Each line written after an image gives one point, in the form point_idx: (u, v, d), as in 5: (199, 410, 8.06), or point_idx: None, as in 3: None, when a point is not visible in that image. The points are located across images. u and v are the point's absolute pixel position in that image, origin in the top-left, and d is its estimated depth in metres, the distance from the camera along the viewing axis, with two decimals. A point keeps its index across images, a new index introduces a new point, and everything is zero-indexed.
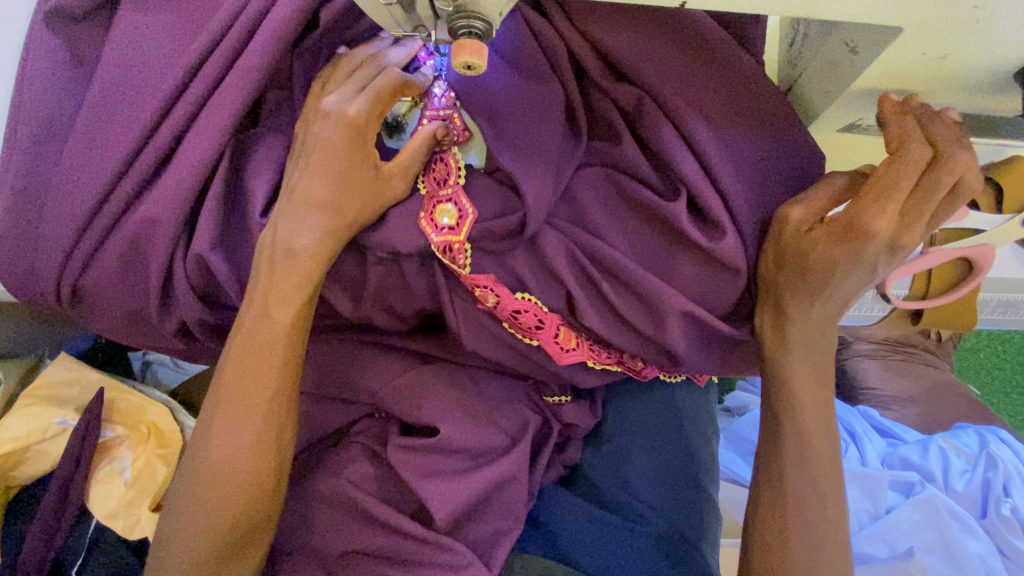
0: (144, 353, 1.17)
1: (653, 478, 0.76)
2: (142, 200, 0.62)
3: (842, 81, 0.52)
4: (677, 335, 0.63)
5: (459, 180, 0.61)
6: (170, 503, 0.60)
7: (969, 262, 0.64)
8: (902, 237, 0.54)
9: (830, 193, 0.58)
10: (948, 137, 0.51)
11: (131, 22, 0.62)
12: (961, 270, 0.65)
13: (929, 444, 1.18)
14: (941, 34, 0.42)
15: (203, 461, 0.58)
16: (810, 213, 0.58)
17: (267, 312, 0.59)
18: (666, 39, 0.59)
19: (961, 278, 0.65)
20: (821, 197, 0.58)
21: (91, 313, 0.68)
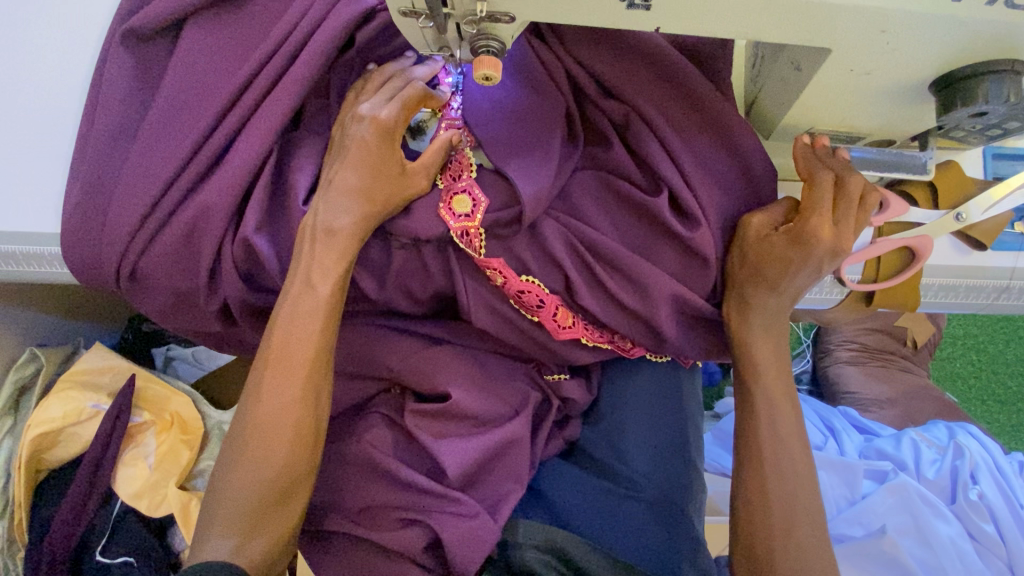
0: (167, 348, 1.25)
1: (645, 450, 0.83)
2: (197, 191, 0.71)
3: (792, 94, 0.63)
4: (663, 314, 0.72)
5: (472, 175, 0.71)
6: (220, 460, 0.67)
7: (911, 250, 0.74)
8: (839, 239, 0.66)
9: (776, 211, 0.70)
10: (844, 166, 0.67)
11: (193, 41, 0.73)
12: (905, 259, 0.75)
13: (901, 437, 1.27)
14: (862, 54, 0.53)
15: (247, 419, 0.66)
16: (761, 231, 0.69)
17: (309, 286, 0.67)
18: (647, 62, 0.70)
19: (905, 266, 0.75)
20: (769, 216, 0.70)
21: (143, 293, 0.76)
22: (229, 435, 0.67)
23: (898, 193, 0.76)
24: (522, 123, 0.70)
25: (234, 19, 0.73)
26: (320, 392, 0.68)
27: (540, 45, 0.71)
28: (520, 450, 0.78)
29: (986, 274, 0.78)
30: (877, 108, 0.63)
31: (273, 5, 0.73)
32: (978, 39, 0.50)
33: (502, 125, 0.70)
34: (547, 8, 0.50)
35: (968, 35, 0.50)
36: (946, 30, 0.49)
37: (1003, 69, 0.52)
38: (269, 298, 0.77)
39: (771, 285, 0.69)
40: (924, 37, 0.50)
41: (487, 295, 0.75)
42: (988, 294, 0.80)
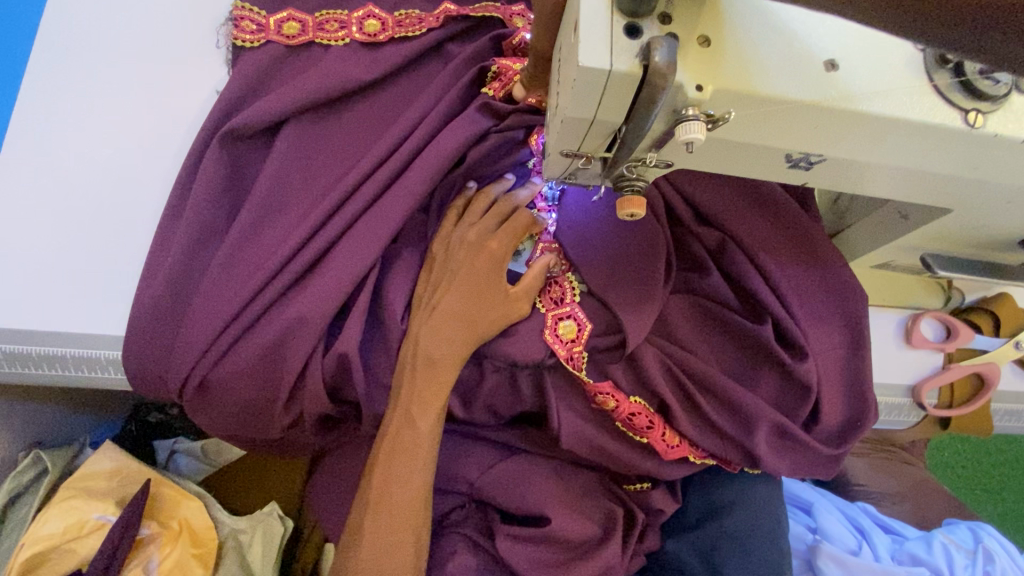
0: (173, 442, 1.10)
1: (742, 565, 0.79)
2: (289, 301, 0.66)
3: (888, 238, 0.68)
4: (764, 443, 0.71)
5: (576, 299, 0.71)
6: None
7: (980, 376, 0.78)
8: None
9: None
10: None
11: (292, 145, 0.71)
12: (976, 383, 0.79)
13: (931, 540, 1.27)
14: (979, 213, 0.57)
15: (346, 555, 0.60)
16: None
17: (411, 415, 0.63)
18: (743, 194, 0.74)
19: (976, 390, 0.78)
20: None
21: (210, 405, 0.69)
22: None
23: (963, 320, 0.81)
24: (621, 256, 0.72)
25: (333, 128, 0.73)
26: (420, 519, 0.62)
27: None
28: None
29: None
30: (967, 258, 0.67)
31: (375, 117, 0.74)
32: None
33: (604, 256, 0.72)
34: (713, 163, 0.51)
35: None
36: None
37: None
38: (350, 411, 0.71)
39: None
40: None
41: (582, 421, 0.72)
42: None
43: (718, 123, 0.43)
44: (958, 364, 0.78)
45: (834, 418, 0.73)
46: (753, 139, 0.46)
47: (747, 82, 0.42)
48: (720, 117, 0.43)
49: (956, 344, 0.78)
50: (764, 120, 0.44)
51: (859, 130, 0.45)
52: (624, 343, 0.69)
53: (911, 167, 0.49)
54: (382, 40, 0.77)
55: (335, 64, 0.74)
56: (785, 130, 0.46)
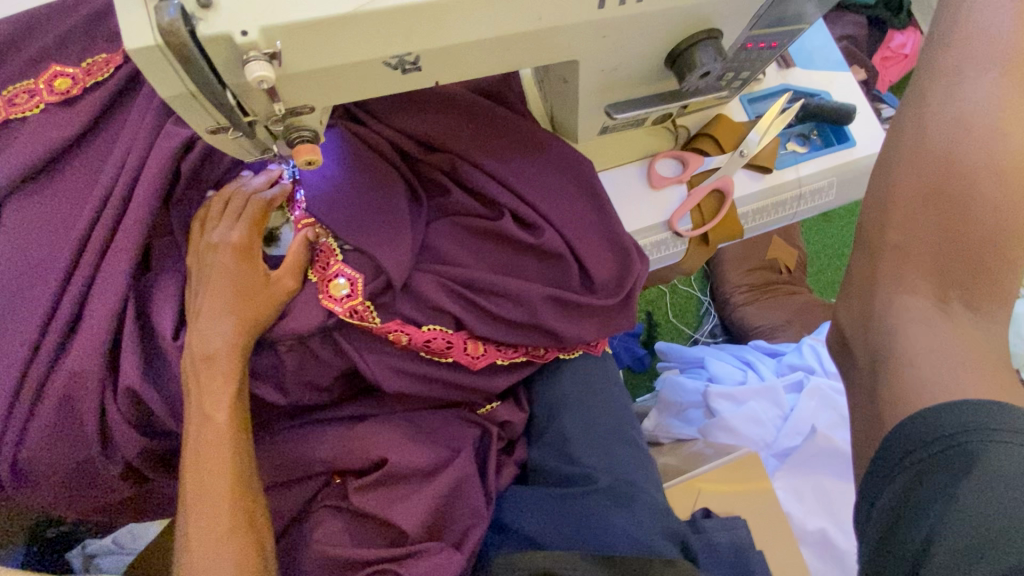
0: (83, 548, 1.11)
1: (590, 442, 0.90)
2: (61, 361, 0.69)
3: (573, 103, 0.76)
4: (549, 317, 0.79)
5: (340, 258, 0.75)
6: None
7: (719, 191, 0.90)
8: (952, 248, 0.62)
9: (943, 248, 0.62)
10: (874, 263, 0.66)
11: (16, 221, 0.73)
12: (718, 200, 0.90)
13: (802, 347, 1.43)
14: (597, 55, 0.65)
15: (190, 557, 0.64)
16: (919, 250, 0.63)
17: (207, 414, 0.67)
18: (456, 114, 0.80)
19: (720, 204, 0.90)
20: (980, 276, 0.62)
21: (33, 485, 0.71)
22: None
23: (696, 149, 0.91)
24: (368, 206, 0.76)
25: (53, 191, 0.75)
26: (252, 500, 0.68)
27: (355, 127, 0.79)
28: (471, 484, 0.81)
29: (782, 191, 0.93)
30: (643, 96, 0.77)
31: (92, 168, 0.76)
32: (671, 27, 0.65)
33: (350, 211, 0.76)
34: (339, 95, 0.57)
35: (666, 22, 0.64)
36: (647, 25, 0.63)
37: (704, 38, 0.68)
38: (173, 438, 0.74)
39: (979, 263, 0.61)
40: (631, 34, 0.63)
41: (391, 361, 0.78)
42: (791, 204, 0.95)
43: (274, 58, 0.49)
44: (697, 186, 0.89)
45: (602, 271, 0.82)
46: (338, 60, 0.52)
47: (286, 15, 0.48)
48: (271, 52, 0.49)
49: (690, 172, 0.89)
50: (329, 41, 0.50)
51: (412, 21, 0.51)
52: (390, 282, 0.75)
53: (489, 38, 0.56)
54: (77, 92, 0.78)
55: (35, 131, 0.76)
56: (354, 45, 0.52)
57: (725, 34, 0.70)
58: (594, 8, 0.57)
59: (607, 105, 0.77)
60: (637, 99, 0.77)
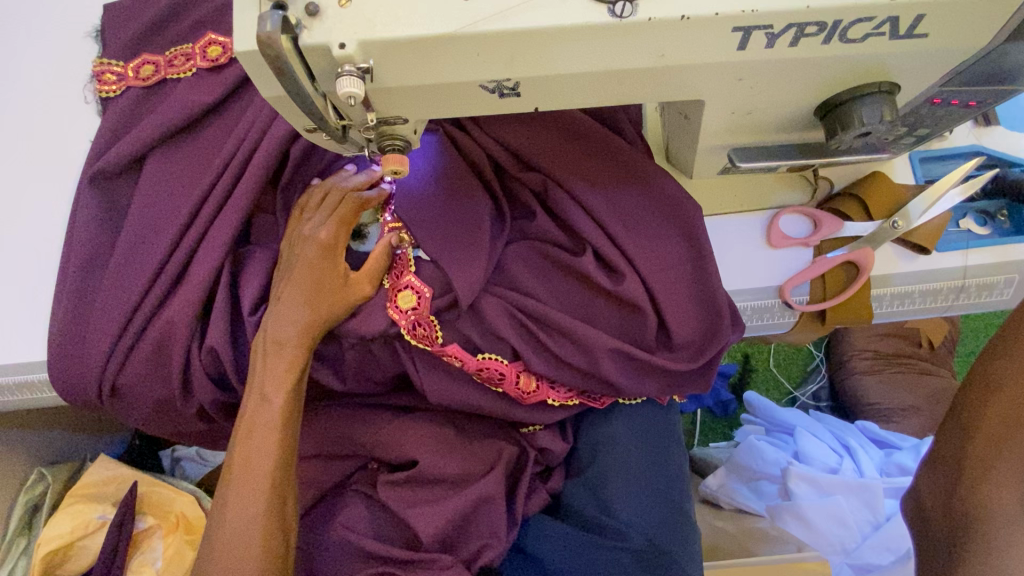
0: (172, 450, 1.28)
1: (631, 495, 0.83)
2: (164, 307, 0.77)
3: (692, 140, 0.66)
4: (612, 371, 0.73)
5: (412, 270, 0.74)
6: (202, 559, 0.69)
7: (853, 263, 0.75)
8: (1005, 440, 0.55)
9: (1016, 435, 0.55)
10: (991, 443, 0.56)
11: (152, 173, 0.82)
12: (849, 273, 0.76)
13: (920, 448, 1.22)
14: (730, 96, 0.55)
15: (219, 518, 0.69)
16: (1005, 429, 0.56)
17: (269, 386, 0.71)
18: (557, 132, 0.74)
19: (853, 277, 0.75)
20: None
21: (127, 405, 0.81)
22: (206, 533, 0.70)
23: (834, 209, 0.77)
24: (450, 213, 0.73)
25: (185, 151, 0.82)
26: (285, 476, 0.71)
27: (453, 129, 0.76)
28: (496, 506, 0.79)
29: (935, 278, 0.76)
30: (780, 145, 0.65)
31: (218, 134, 0.83)
32: (833, 75, 0.53)
33: (431, 216, 0.73)
34: (433, 111, 0.54)
35: (824, 71, 0.52)
36: (802, 70, 0.52)
37: (873, 92, 0.55)
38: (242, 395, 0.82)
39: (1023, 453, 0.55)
40: (777, 77, 0.53)
41: (440, 373, 0.77)
42: (947, 295, 0.78)
43: (366, 73, 0.47)
44: (826, 255, 0.75)
45: (684, 330, 0.74)
46: (435, 79, 0.49)
47: (389, 30, 0.45)
48: (364, 67, 0.47)
49: (821, 236, 0.76)
50: (427, 58, 0.47)
51: (515, 48, 0.47)
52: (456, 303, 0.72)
53: (599, 69, 0.49)
54: (223, 62, 0.83)
55: (181, 94, 0.83)
56: (452, 67, 0.48)
57: (903, 89, 0.56)
58: (735, 48, 0.48)
59: (733, 147, 0.66)
60: (770, 146, 0.65)
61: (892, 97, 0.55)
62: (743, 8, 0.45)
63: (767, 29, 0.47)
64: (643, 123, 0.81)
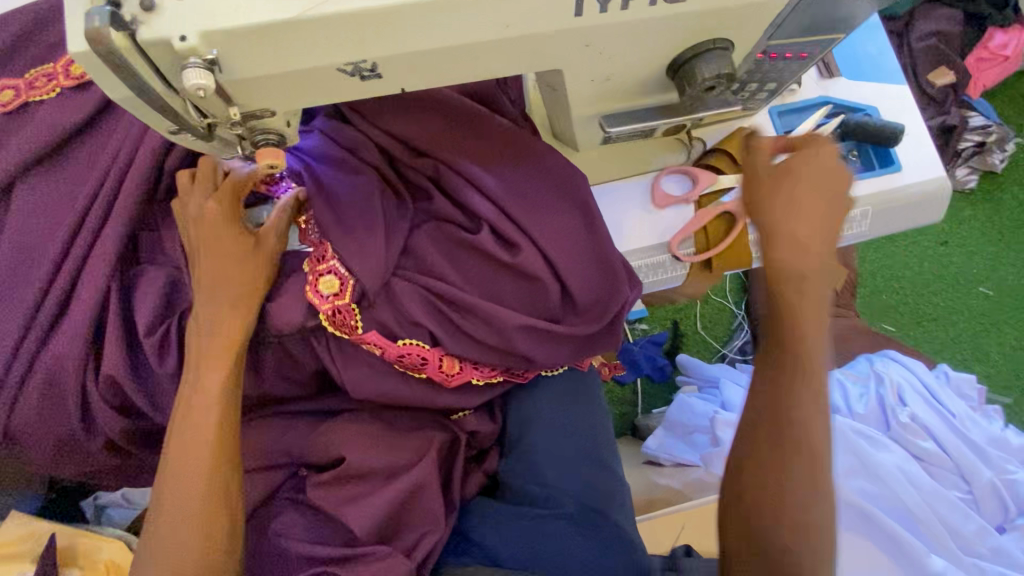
0: (95, 498, 1.20)
1: (562, 465, 0.87)
2: (51, 339, 0.73)
3: (566, 110, 0.70)
4: (523, 345, 0.77)
5: (332, 254, 0.73)
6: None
7: (729, 214, 0.81)
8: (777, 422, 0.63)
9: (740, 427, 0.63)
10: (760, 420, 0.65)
11: (22, 201, 0.77)
12: (726, 223, 0.82)
13: (828, 381, 1.29)
14: (583, 63, 0.59)
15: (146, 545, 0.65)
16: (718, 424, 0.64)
17: (178, 402, 0.68)
18: (442, 117, 0.76)
19: (728, 229, 0.81)
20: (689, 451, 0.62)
21: (24, 449, 0.76)
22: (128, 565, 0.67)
23: (707, 164, 0.83)
24: (346, 207, 0.73)
25: (57, 174, 0.78)
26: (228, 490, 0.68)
27: (339, 125, 0.77)
28: (433, 492, 0.80)
29: None
30: (644, 109, 0.70)
31: (92, 154, 0.79)
32: (670, 35, 0.58)
33: (327, 212, 0.73)
34: (298, 99, 0.55)
35: (660, 32, 0.57)
36: (640, 32, 0.56)
37: (711, 48, 0.61)
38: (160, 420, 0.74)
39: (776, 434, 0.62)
40: (619, 41, 0.57)
41: (361, 366, 0.76)
42: None
43: (211, 64, 0.47)
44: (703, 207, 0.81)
45: (585, 294, 0.78)
46: (288, 66, 0.50)
47: (230, 20, 0.46)
48: (210, 58, 0.47)
49: (699, 190, 0.82)
50: (277, 45, 0.48)
51: (360, 27, 0.48)
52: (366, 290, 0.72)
53: (447, 43, 0.51)
54: (89, 79, 0.80)
55: (45, 115, 0.79)
56: (303, 52, 0.49)
57: (736, 44, 0.62)
58: (571, 15, 0.52)
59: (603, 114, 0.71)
60: (634, 110, 0.70)
61: (730, 53, 0.61)
62: None
63: None
64: (527, 103, 0.84)
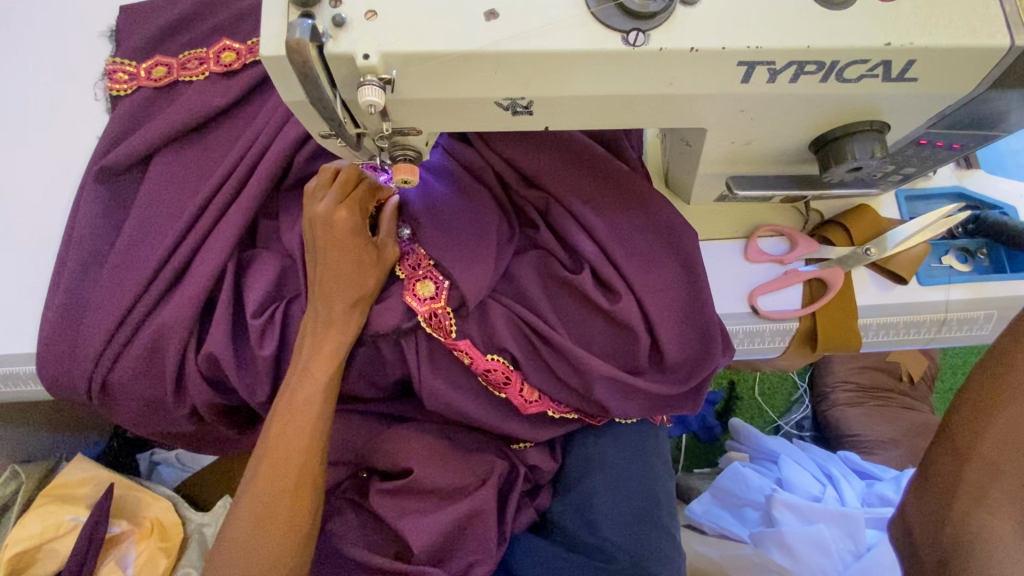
0: (150, 454, 1.25)
1: (617, 518, 0.83)
2: (162, 305, 0.77)
3: (693, 166, 0.68)
4: (604, 394, 0.75)
5: (431, 262, 0.74)
6: (214, 554, 0.70)
7: (822, 280, 0.78)
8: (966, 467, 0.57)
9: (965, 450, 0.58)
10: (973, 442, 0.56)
11: (158, 172, 0.82)
12: (819, 290, 0.79)
13: (901, 479, 1.21)
14: (732, 126, 0.58)
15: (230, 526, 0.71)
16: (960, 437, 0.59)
17: (295, 387, 0.72)
18: (561, 152, 0.77)
19: (821, 295, 0.78)
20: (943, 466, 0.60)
21: (116, 403, 0.80)
22: (222, 528, 0.72)
23: (822, 238, 0.80)
24: (457, 223, 0.74)
25: (193, 152, 0.83)
26: (316, 478, 0.72)
27: (462, 146, 0.78)
28: (488, 521, 0.79)
29: (917, 310, 0.79)
30: (774, 175, 0.68)
31: (227, 137, 0.83)
32: (830, 111, 0.56)
33: (438, 226, 0.74)
34: (448, 125, 0.56)
35: (820, 107, 0.55)
36: (800, 106, 0.55)
37: (865, 129, 0.58)
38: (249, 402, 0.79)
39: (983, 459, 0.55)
40: (775, 111, 0.55)
41: (440, 383, 0.76)
42: (924, 329, 0.82)
43: (387, 84, 0.49)
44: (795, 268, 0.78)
45: (677, 353, 0.75)
46: (451, 94, 0.51)
47: (414, 44, 0.47)
48: (386, 78, 0.49)
49: (795, 254, 0.78)
50: (447, 73, 0.49)
51: (531, 69, 0.49)
52: (465, 302, 0.73)
53: (608, 92, 0.51)
54: (236, 67, 0.84)
55: (192, 96, 0.84)
56: (469, 83, 0.50)
57: (892, 129, 0.59)
58: (738, 81, 0.51)
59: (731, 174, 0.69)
60: (764, 175, 0.68)
61: (883, 135, 0.58)
62: (750, 45, 0.48)
63: (770, 66, 0.49)
64: (644, 150, 0.84)
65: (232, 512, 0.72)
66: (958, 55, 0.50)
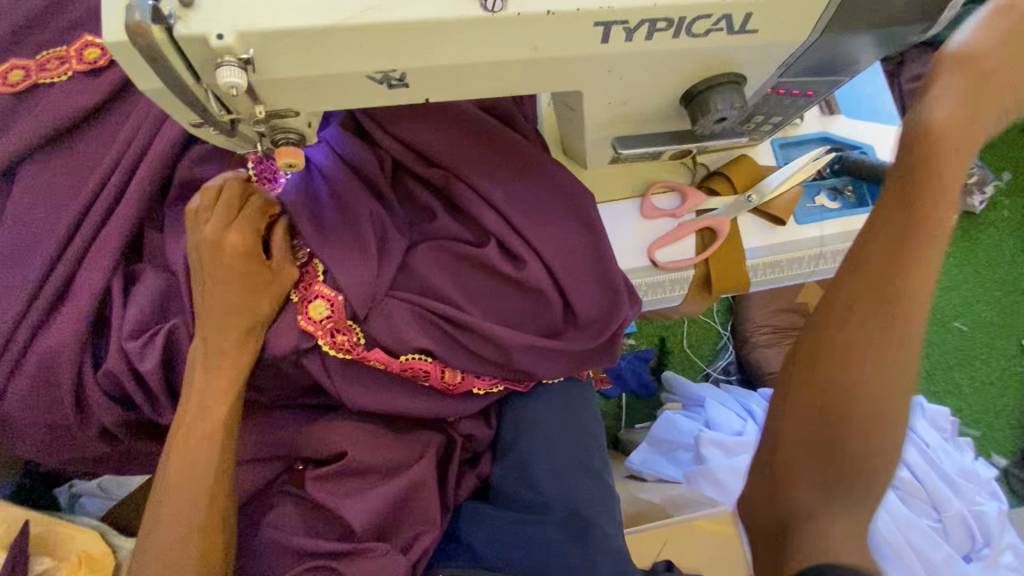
0: (70, 487, 1.18)
1: (552, 472, 0.87)
2: (47, 324, 0.71)
3: (579, 128, 0.71)
4: (523, 361, 0.77)
5: (321, 280, 0.73)
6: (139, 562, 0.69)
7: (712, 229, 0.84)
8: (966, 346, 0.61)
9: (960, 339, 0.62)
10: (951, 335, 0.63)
11: (25, 183, 0.76)
12: (709, 237, 0.84)
13: None
14: (605, 86, 0.61)
15: (150, 534, 0.70)
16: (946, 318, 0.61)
17: (207, 391, 0.70)
18: (456, 127, 0.77)
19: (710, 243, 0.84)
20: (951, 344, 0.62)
21: (12, 435, 0.75)
22: (141, 539, 0.71)
23: (707, 189, 0.85)
24: (347, 214, 0.74)
25: (64, 158, 0.77)
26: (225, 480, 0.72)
27: (350, 135, 0.78)
28: (431, 490, 0.81)
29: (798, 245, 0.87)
30: (655, 131, 0.72)
31: (101, 140, 0.78)
32: (690, 66, 0.60)
33: (324, 234, 0.73)
34: (325, 103, 0.56)
35: (680, 62, 0.59)
36: (661, 62, 0.58)
37: (724, 82, 0.62)
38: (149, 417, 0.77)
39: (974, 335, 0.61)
40: (641, 68, 0.59)
41: (360, 376, 0.77)
42: (807, 263, 0.90)
43: (248, 63, 0.48)
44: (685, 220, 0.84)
45: (589, 311, 0.79)
46: (321, 70, 0.51)
47: (271, 20, 0.47)
48: (245, 57, 0.48)
49: (688, 207, 0.84)
50: (311, 48, 0.49)
51: (396, 39, 0.49)
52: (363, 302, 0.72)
53: (475, 57, 0.52)
54: (102, 64, 0.79)
55: (54, 98, 0.77)
56: (338, 57, 0.50)
57: (749, 78, 0.64)
58: (599, 41, 0.54)
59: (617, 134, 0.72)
60: (645, 132, 0.72)
61: (742, 86, 0.63)
62: (603, 5, 0.50)
63: (624, 24, 0.52)
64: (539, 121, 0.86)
65: (151, 522, 0.71)
66: (788, 5, 0.54)
